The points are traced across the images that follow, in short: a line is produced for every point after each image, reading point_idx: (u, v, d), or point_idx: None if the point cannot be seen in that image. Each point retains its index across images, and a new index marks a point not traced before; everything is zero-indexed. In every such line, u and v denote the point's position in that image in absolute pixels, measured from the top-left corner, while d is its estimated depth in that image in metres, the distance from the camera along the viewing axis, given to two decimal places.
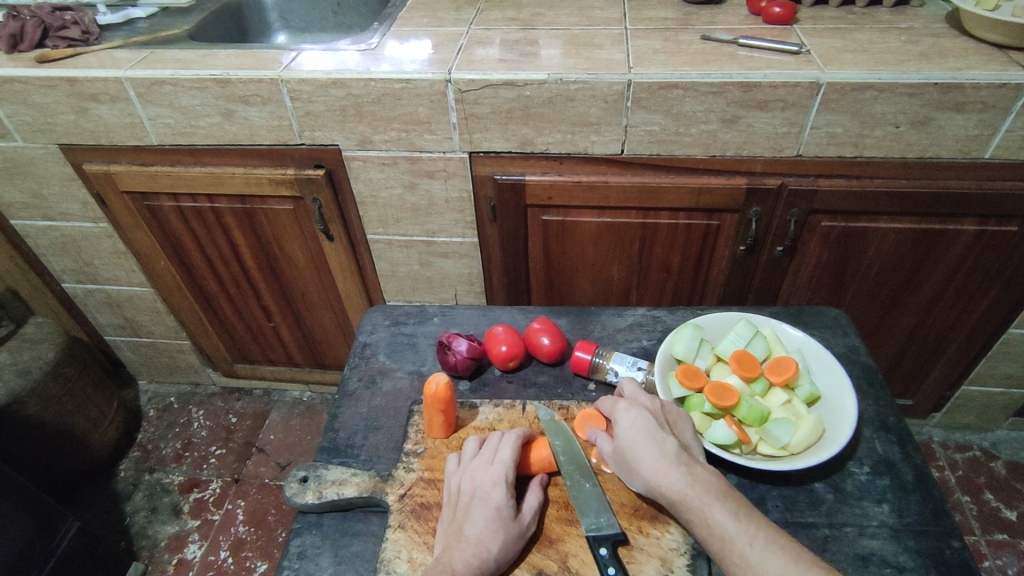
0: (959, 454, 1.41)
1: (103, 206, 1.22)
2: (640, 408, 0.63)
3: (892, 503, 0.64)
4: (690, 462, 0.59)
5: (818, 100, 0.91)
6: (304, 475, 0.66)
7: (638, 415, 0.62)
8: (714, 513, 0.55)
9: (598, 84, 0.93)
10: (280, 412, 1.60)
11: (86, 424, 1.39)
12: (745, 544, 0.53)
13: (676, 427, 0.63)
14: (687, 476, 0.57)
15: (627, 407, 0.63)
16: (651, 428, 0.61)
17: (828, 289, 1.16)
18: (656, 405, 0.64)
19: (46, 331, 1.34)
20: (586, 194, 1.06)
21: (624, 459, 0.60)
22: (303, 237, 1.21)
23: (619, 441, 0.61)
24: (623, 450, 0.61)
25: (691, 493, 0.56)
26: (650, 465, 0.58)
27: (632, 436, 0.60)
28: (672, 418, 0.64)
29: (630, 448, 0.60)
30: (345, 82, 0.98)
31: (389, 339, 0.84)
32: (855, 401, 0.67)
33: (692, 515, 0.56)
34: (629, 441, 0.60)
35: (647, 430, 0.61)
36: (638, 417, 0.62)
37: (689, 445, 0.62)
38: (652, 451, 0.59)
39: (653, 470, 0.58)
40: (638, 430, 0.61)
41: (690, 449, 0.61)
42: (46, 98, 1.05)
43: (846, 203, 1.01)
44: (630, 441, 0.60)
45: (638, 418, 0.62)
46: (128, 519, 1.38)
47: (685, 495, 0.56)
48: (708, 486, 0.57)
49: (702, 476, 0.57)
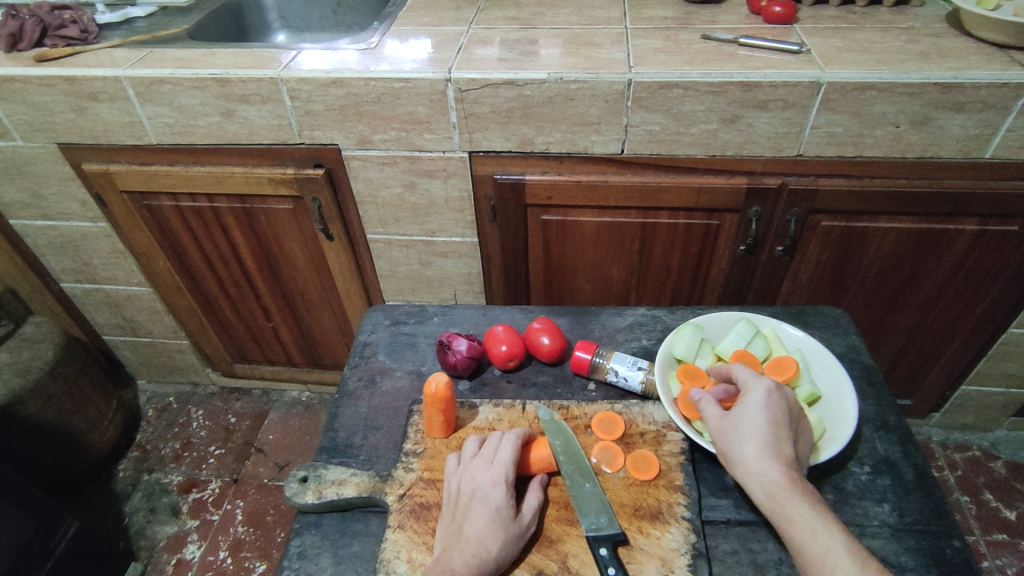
0: (959, 453, 1.41)
1: (101, 205, 1.22)
2: (781, 399, 0.62)
3: (892, 502, 0.64)
4: (793, 466, 0.59)
5: (818, 99, 0.91)
6: (304, 475, 0.66)
7: (774, 403, 0.61)
8: (803, 515, 0.55)
9: (598, 83, 0.93)
10: (279, 412, 1.60)
11: (85, 424, 1.39)
12: (828, 551, 0.53)
13: (800, 429, 0.62)
14: (788, 477, 0.57)
15: (768, 388, 0.62)
16: (779, 420, 0.60)
17: (827, 289, 1.16)
18: (792, 401, 0.63)
19: (45, 331, 1.35)
20: (586, 193, 1.06)
21: (736, 434, 0.61)
22: (303, 237, 1.21)
23: (740, 415, 0.61)
24: (740, 425, 0.61)
25: (788, 493, 0.56)
26: (761, 451, 0.59)
27: (756, 421, 0.60)
28: (802, 419, 0.63)
29: (750, 427, 0.60)
30: (344, 81, 0.97)
31: (389, 339, 0.84)
32: (855, 401, 0.67)
33: (778, 510, 0.56)
34: (751, 423, 0.60)
35: (773, 423, 0.60)
36: (773, 405, 0.61)
37: (802, 449, 0.61)
38: (770, 441, 0.59)
39: (757, 458, 0.59)
40: (762, 420, 0.60)
41: (801, 453, 0.61)
42: (45, 97, 1.05)
43: (845, 202, 1.01)
44: (754, 423, 0.60)
45: (775, 404, 0.61)
46: (127, 519, 1.38)
47: (780, 491, 0.57)
48: (809, 495, 0.56)
49: (805, 485, 0.57)
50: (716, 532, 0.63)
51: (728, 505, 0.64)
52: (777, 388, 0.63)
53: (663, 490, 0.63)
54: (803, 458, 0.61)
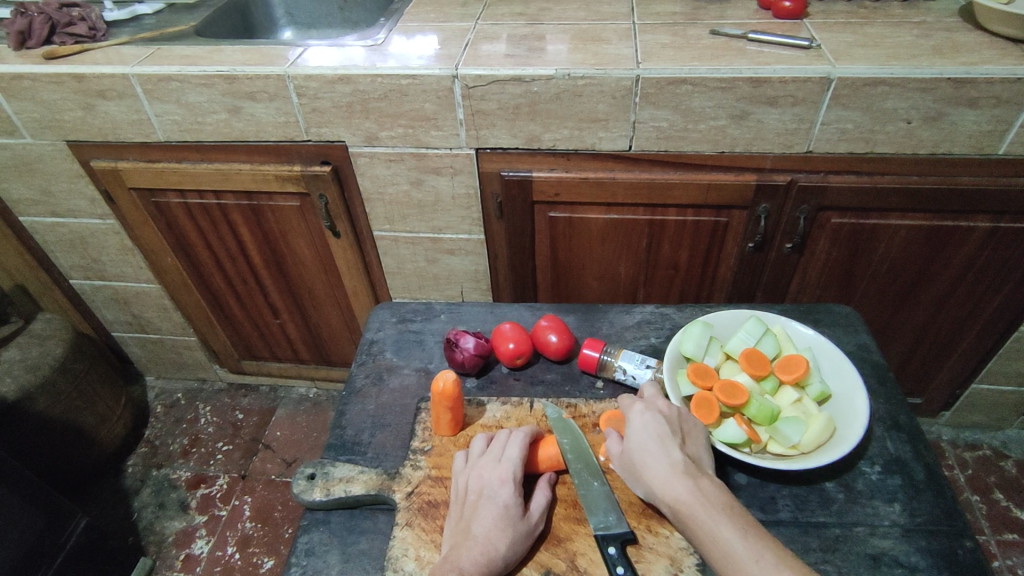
0: (969, 453, 1.40)
1: (110, 203, 1.22)
2: (657, 413, 0.62)
3: (903, 502, 0.64)
4: (697, 475, 0.58)
5: (828, 95, 0.90)
6: (312, 472, 0.66)
7: (652, 420, 0.61)
8: (706, 525, 0.54)
9: (606, 79, 0.93)
10: (286, 409, 1.61)
11: (94, 420, 1.40)
12: (734, 557, 0.52)
13: (690, 437, 0.61)
14: (688, 487, 0.56)
15: (642, 410, 0.62)
16: (661, 434, 0.60)
17: (837, 287, 1.15)
18: (672, 412, 0.63)
19: (55, 327, 1.35)
20: (593, 190, 1.05)
21: (633, 461, 0.60)
22: (310, 234, 1.21)
23: (629, 443, 0.61)
24: (632, 453, 0.60)
25: (693, 505, 0.55)
26: (655, 471, 0.58)
27: (642, 442, 0.60)
28: (687, 425, 0.62)
29: (640, 452, 0.60)
30: (352, 78, 0.97)
31: (396, 336, 0.84)
32: (866, 400, 0.66)
33: (691, 528, 0.55)
34: (639, 446, 0.60)
35: (655, 439, 0.60)
36: (651, 422, 0.61)
37: (699, 455, 0.60)
38: (660, 457, 0.59)
39: (656, 479, 0.57)
40: (647, 438, 0.60)
41: (700, 459, 0.60)
42: (54, 94, 1.05)
43: (856, 199, 1.00)
44: (641, 446, 0.60)
45: (651, 422, 0.61)
46: (136, 514, 1.39)
47: (685, 506, 0.55)
48: (711, 501, 0.55)
49: (708, 489, 0.56)
50: None
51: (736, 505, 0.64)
52: (652, 405, 0.63)
53: None
54: (707, 464, 0.60)
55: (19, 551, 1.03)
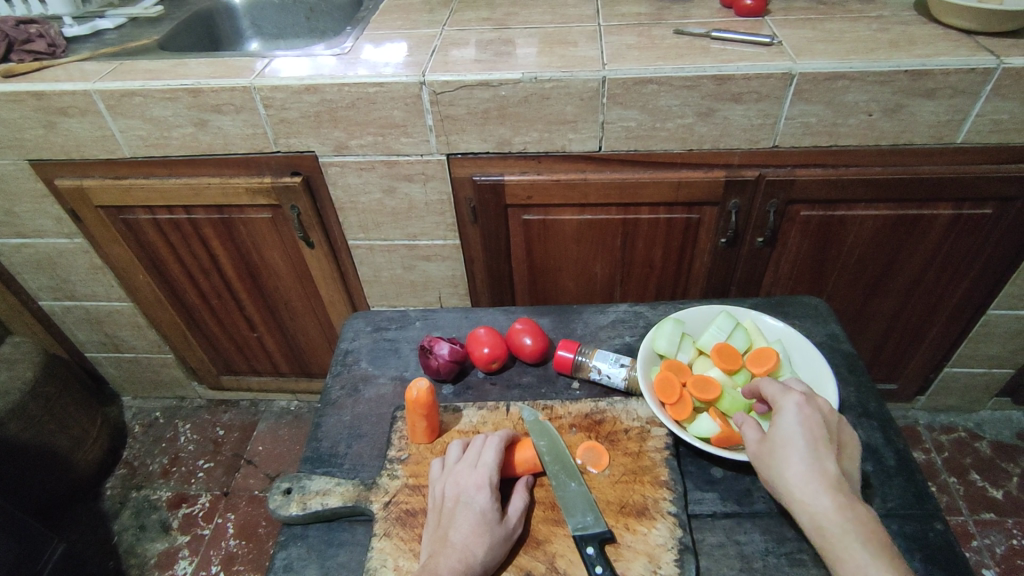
0: (945, 435, 1.42)
1: (78, 222, 1.20)
2: (814, 410, 0.59)
3: (875, 488, 0.65)
4: (847, 488, 0.56)
5: (791, 90, 0.92)
6: (288, 487, 0.65)
7: (809, 419, 0.59)
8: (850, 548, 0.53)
9: (573, 81, 0.93)
10: (268, 423, 1.59)
11: (69, 443, 1.37)
12: None
13: (843, 444, 0.59)
14: (839, 508, 0.54)
15: (799, 403, 0.59)
16: (817, 437, 0.58)
17: (809, 278, 1.16)
18: (828, 412, 0.60)
19: (24, 350, 1.33)
20: (566, 192, 1.06)
21: (775, 457, 0.58)
22: (284, 246, 1.20)
23: (776, 440, 0.59)
24: (777, 447, 0.58)
25: (842, 527, 0.53)
26: (804, 476, 0.56)
27: (794, 441, 0.57)
28: (840, 432, 0.60)
29: (790, 450, 0.57)
30: (318, 87, 0.97)
31: (371, 345, 0.84)
32: (836, 389, 0.67)
33: (830, 543, 0.54)
34: (789, 442, 0.58)
35: (811, 440, 0.57)
36: (806, 420, 0.59)
37: (850, 467, 0.59)
38: (814, 463, 0.56)
39: (803, 485, 0.56)
40: (802, 436, 0.58)
41: (847, 471, 0.58)
42: (14, 113, 1.03)
43: (822, 192, 1.02)
44: (790, 442, 0.58)
45: (808, 418, 0.58)
46: (116, 538, 1.36)
47: (832, 526, 0.54)
48: (859, 525, 0.53)
49: (860, 512, 0.54)
50: (703, 525, 0.63)
51: (713, 498, 0.65)
52: (810, 399, 0.60)
53: (649, 486, 0.63)
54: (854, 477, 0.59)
55: None
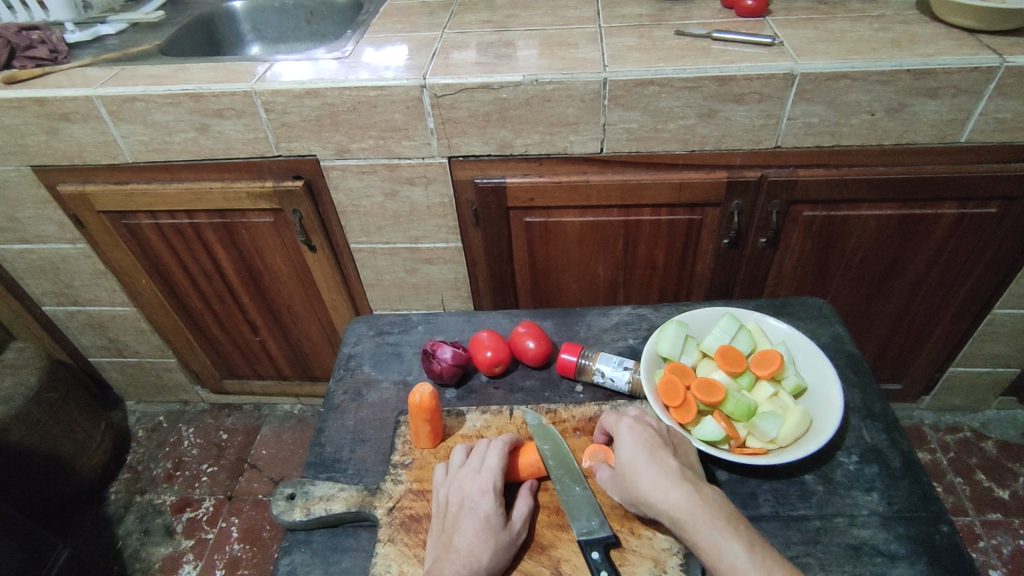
0: (950, 435, 1.42)
1: (80, 227, 1.20)
2: (643, 426, 0.62)
3: (881, 491, 0.64)
4: (692, 478, 0.58)
5: (793, 90, 0.91)
6: (292, 492, 0.65)
7: (641, 430, 0.61)
8: (713, 535, 0.53)
9: (574, 83, 0.93)
10: (271, 426, 1.59)
11: (73, 448, 1.37)
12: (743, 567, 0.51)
13: (679, 448, 0.62)
14: (693, 499, 0.55)
15: (629, 423, 0.62)
16: (651, 442, 0.60)
17: (813, 279, 1.16)
18: (659, 425, 0.63)
19: (28, 356, 1.33)
20: (567, 194, 1.06)
21: (624, 474, 0.59)
22: (286, 250, 1.20)
23: (620, 458, 0.60)
24: (623, 464, 0.59)
25: (694, 514, 0.54)
26: (651, 480, 0.57)
27: (634, 450, 0.60)
28: (674, 439, 0.63)
29: (631, 462, 0.59)
30: (319, 91, 0.97)
31: (374, 349, 0.84)
32: (841, 391, 0.67)
33: (696, 536, 0.54)
34: (631, 454, 0.59)
35: (646, 447, 0.60)
36: (638, 433, 0.61)
37: (692, 465, 0.61)
38: (655, 465, 0.58)
39: (653, 485, 0.57)
40: (638, 446, 0.60)
41: (693, 469, 0.60)
42: (16, 119, 1.03)
43: (826, 192, 1.01)
44: (630, 456, 0.59)
45: (638, 432, 0.61)
46: (121, 542, 1.36)
47: (686, 514, 0.55)
48: (714, 509, 0.55)
49: (709, 495, 0.56)
50: None
51: None
52: (639, 417, 0.64)
53: None
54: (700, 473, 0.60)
55: None
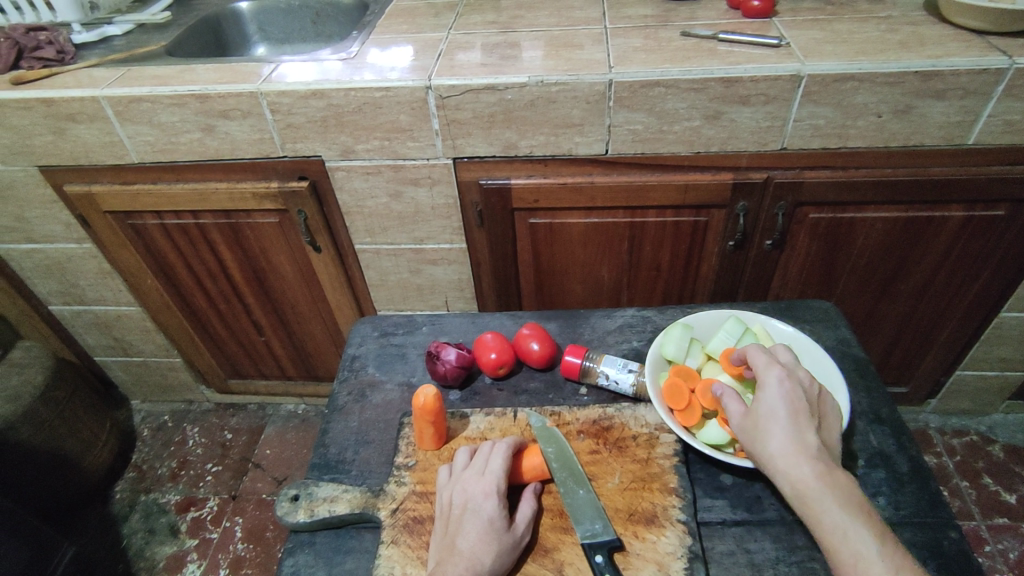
0: (957, 439, 1.41)
1: (87, 227, 1.21)
2: (793, 382, 0.61)
3: (887, 495, 0.64)
4: (829, 457, 0.58)
5: (799, 92, 0.91)
6: (296, 493, 0.65)
7: (793, 391, 0.61)
8: (834, 516, 0.54)
9: (580, 85, 0.93)
10: (276, 426, 1.59)
11: (79, 447, 1.37)
12: (859, 553, 0.53)
13: (825, 415, 0.61)
14: (820, 478, 0.56)
15: (778, 375, 0.61)
16: (797, 408, 0.60)
17: (818, 281, 1.15)
18: (808, 386, 0.62)
19: (34, 355, 1.33)
20: (572, 195, 1.05)
21: (758, 428, 0.60)
22: (291, 250, 1.21)
23: (759, 411, 0.61)
24: (761, 418, 0.60)
25: (821, 492, 0.55)
26: (786, 446, 0.58)
27: (777, 412, 0.59)
28: (821, 402, 0.62)
29: (771, 419, 0.59)
30: (325, 92, 0.97)
31: (378, 351, 0.84)
32: (846, 397, 0.66)
33: (809, 510, 0.55)
34: (772, 415, 0.59)
35: (791, 410, 0.59)
36: (786, 391, 0.61)
37: (830, 435, 0.61)
38: (795, 433, 0.58)
39: (784, 452, 0.57)
40: (782, 406, 0.60)
41: (829, 439, 0.60)
42: (24, 120, 1.04)
43: (831, 194, 1.01)
44: (773, 414, 0.60)
45: (787, 389, 0.60)
46: (125, 541, 1.37)
47: (812, 491, 0.55)
48: (843, 493, 0.55)
49: (840, 479, 0.56)
50: (712, 533, 0.62)
51: (723, 506, 0.64)
52: (792, 374, 0.63)
53: (658, 494, 0.63)
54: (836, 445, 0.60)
55: None
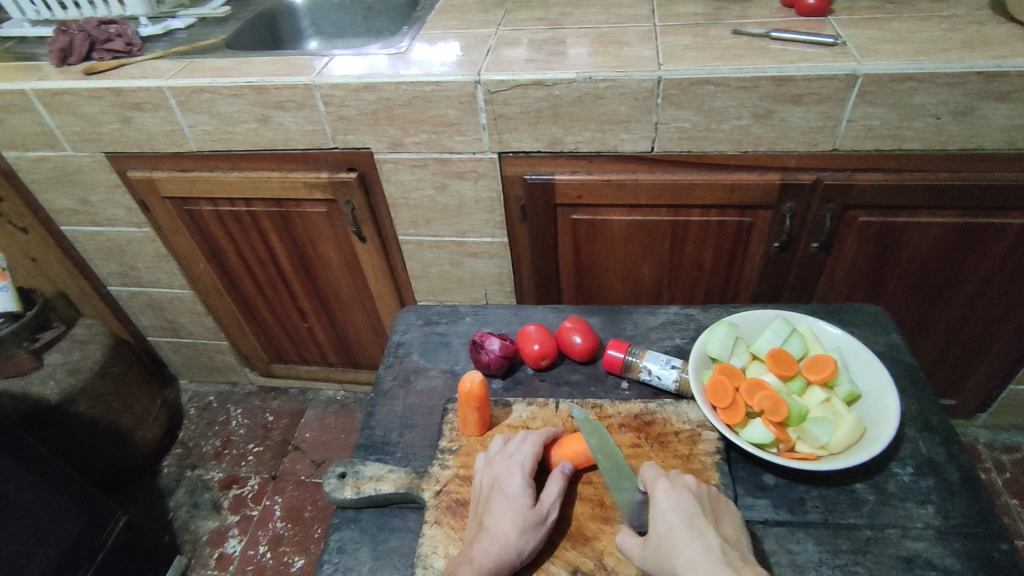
0: (1006, 455, 1.36)
1: (146, 211, 1.27)
2: (682, 492, 0.59)
3: (936, 504, 0.63)
4: (736, 559, 0.55)
5: (854, 92, 0.89)
6: (343, 471, 0.67)
7: (681, 499, 0.58)
8: None
9: (628, 81, 0.93)
10: (315, 410, 1.64)
11: (131, 422, 1.44)
12: None
13: (722, 518, 0.59)
14: None
15: (666, 487, 0.59)
16: (692, 514, 0.57)
17: (866, 286, 1.13)
18: (698, 490, 0.59)
19: (95, 332, 1.39)
20: (616, 192, 1.06)
21: (663, 547, 0.56)
22: (337, 239, 1.24)
23: (658, 529, 0.57)
24: (663, 536, 0.56)
25: None
26: (696, 558, 0.54)
27: (674, 524, 0.56)
28: (716, 507, 0.59)
29: (674, 534, 0.56)
30: (376, 86, 0.99)
31: (422, 338, 0.86)
32: (897, 400, 0.65)
33: None
34: (672, 526, 0.56)
35: (688, 519, 0.57)
36: (678, 501, 0.58)
37: (737, 539, 0.58)
38: (696, 541, 0.55)
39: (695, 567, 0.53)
40: (680, 517, 0.57)
41: (735, 543, 0.57)
42: (93, 108, 1.09)
43: (883, 197, 0.99)
44: (670, 528, 0.56)
45: (677, 498, 0.58)
46: (172, 514, 1.43)
47: None
48: None
49: None
50: (753, 532, 0.62)
51: (765, 506, 0.64)
52: (678, 479, 0.60)
53: None
54: (745, 546, 0.57)
55: (60, 562, 1.05)
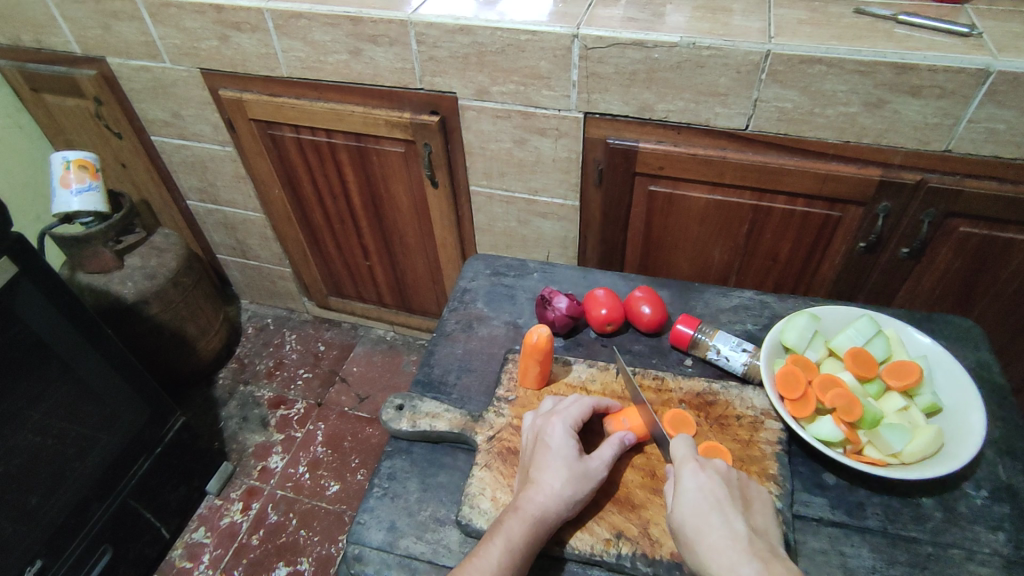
0: None
1: (231, 131, 1.30)
2: (711, 475, 0.58)
3: (1009, 533, 0.60)
4: (760, 547, 0.54)
5: (983, 90, 0.82)
6: (401, 403, 0.70)
7: (709, 481, 0.57)
8: None
9: (734, 52, 0.87)
10: (363, 347, 1.69)
11: (195, 331, 1.52)
12: None
13: (750, 504, 0.57)
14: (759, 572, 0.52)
15: (695, 469, 0.58)
16: (719, 498, 0.56)
17: (954, 300, 1.07)
18: (728, 473, 0.59)
19: (172, 242, 1.46)
20: (700, 167, 1.02)
21: (685, 530, 0.56)
22: (410, 181, 1.25)
23: (679, 509, 0.57)
24: (683, 518, 0.56)
25: None
26: (718, 544, 0.54)
27: (698, 506, 0.56)
28: (745, 490, 0.59)
29: (695, 516, 0.56)
30: (472, 29, 0.97)
31: (489, 288, 0.86)
32: (983, 419, 0.62)
33: None
34: (696, 507, 0.56)
35: (713, 501, 0.56)
36: (705, 485, 0.57)
37: (764, 528, 0.56)
38: (719, 526, 0.55)
39: (714, 552, 0.53)
40: (705, 498, 0.56)
41: (762, 526, 0.57)
42: (195, 23, 1.11)
43: (992, 208, 0.92)
44: (693, 510, 0.56)
45: (706, 482, 0.57)
46: (223, 422, 1.51)
47: None
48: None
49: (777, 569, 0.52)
50: (806, 528, 0.61)
51: (822, 504, 0.63)
52: (708, 462, 0.59)
53: (756, 477, 0.63)
54: (773, 535, 0.56)
55: (117, 450, 1.12)
